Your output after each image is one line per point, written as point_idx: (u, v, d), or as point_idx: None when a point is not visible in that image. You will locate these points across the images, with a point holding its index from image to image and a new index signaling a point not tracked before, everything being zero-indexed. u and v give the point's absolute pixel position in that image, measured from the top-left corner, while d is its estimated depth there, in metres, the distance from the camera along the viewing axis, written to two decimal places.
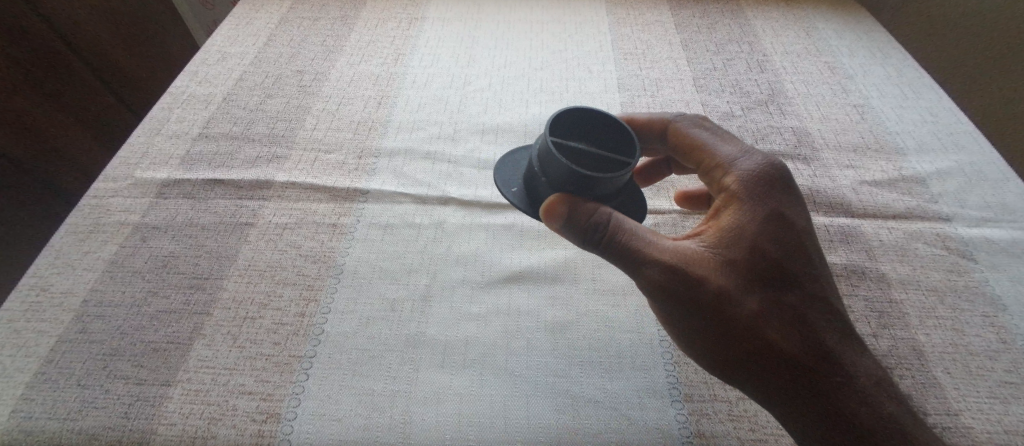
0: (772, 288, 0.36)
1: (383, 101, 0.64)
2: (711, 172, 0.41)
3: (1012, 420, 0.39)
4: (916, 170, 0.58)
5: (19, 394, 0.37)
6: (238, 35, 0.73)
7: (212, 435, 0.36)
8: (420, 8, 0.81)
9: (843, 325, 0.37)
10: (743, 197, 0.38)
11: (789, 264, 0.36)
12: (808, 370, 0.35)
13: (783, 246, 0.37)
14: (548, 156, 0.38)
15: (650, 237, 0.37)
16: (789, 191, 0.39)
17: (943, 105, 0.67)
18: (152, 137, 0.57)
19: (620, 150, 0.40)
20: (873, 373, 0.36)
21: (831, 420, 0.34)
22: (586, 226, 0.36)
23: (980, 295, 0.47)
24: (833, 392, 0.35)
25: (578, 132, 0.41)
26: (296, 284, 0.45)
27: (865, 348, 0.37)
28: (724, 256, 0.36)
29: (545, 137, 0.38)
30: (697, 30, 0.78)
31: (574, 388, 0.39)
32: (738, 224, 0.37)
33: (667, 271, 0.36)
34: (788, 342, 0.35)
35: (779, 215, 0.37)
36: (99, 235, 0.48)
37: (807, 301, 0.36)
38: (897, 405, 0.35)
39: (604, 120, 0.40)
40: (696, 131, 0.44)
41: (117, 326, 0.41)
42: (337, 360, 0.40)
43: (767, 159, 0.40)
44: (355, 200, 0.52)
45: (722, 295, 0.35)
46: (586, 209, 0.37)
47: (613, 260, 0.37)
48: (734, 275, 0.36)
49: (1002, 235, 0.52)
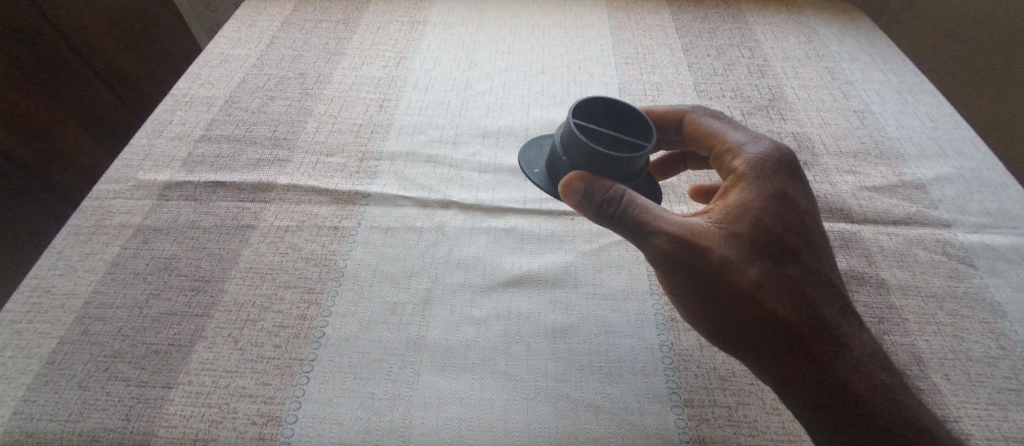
0: (774, 261, 0.36)
1: (385, 104, 0.65)
2: (720, 156, 0.42)
3: (1012, 427, 0.39)
4: (915, 175, 0.59)
5: (19, 396, 0.37)
6: (240, 38, 0.74)
7: (212, 438, 0.36)
8: (422, 12, 0.81)
9: (839, 296, 0.37)
10: (749, 177, 0.39)
11: (791, 239, 0.37)
12: (813, 349, 0.35)
13: (786, 222, 0.37)
14: (569, 135, 0.39)
15: (663, 212, 0.38)
16: (794, 175, 0.40)
17: (943, 111, 0.68)
18: (154, 139, 0.58)
19: (639, 137, 0.41)
20: (866, 345, 0.35)
21: (837, 397, 0.33)
22: (601, 200, 0.37)
23: (979, 301, 0.47)
24: (840, 371, 0.34)
25: (598, 117, 0.42)
26: (297, 287, 0.45)
27: (863, 324, 0.36)
28: (729, 229, 0.37)
29: (568, 118, 0.39)
30: (697, 35, 0.78)
31: (574, 392, 0.39)
32: (743, 201, 0.38)
33: (675, 241, 0.36)
34: (793, 318, 0.35)
35: (784, 195, 0.38)
36: (101, 237, 0.48)
37: (806, 275, 0.36)
38: (890, 376, 0.34)
39: (625, 109, 0.41)
40: (709, 121, 0.45)
41: (118, 328, 0.41)
42: (337, 363, 0.40)
43: (776, 145, 0.41)
44: (357, 203, 0.53)
45: (725, 264, 0.36)
46: (602, 184, 0.37)
47: (624, 233, 0.38)
48: (738, 247, 0.36)
49: (1002, 242, 0.52)
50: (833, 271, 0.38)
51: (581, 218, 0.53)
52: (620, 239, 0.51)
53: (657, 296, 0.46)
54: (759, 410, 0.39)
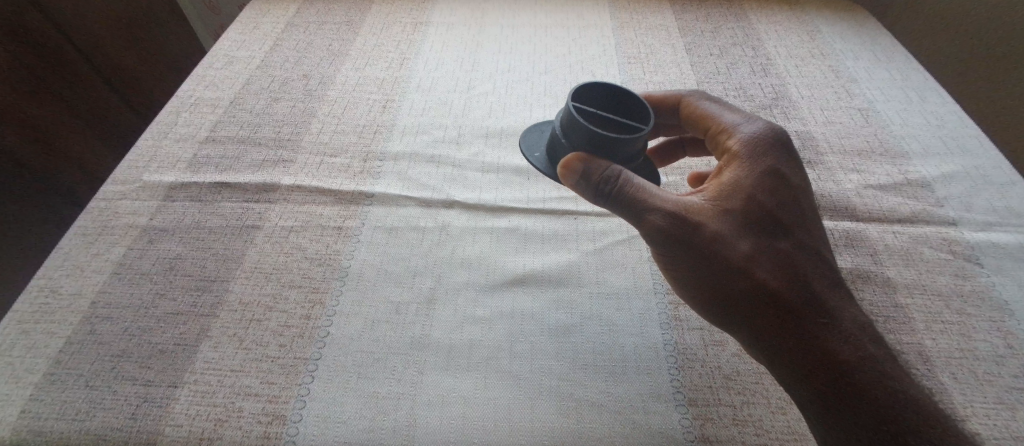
0: (766, 236, 0.37)
1: (388, 104, 0.65)
2: (715, 137, 0.43)
3: (1020, 426, 0.38)
4: (920, 173, 0.58)
5: (28, 395, 0.38)
6: (245, 40, 0.74)
7: (218, 437, 0.36)
8: (425, 13, 0.81)
9: (831, 271, 0.37)
10: (743, 156, 0.40)
11: (783, 214, 0.38)
12: (804, 323, 0.35)
13: (778, 198, 0.38)
14: (569, 118, 0.40)
15: (658, 190, 0.38)
16: (787, 153, 0.40)
17: (949, 109, 0.67)
18: (160, 140, 0.58)
19: (637, 121, 0.42)
20: (857, 318, 0.36)
21: (830, 369, 0.34)
22: (599, 180, 0.38)
23: (986, 300, 0.46)
24: (833, 347, 0.34)
25: (598, 102, 0.43)
26: (301, 287, 0.45)
27: (853, 298, 0.37)
28: (721, 206, 0.38)
29: (567, 102, 0.40)
30: (700, 34, 0.78)
31: (578, 391, 0.39)
32: (736, 179, 0.39)
33: (669, 217, 0.37)
34: (786, 291, 0.36)
35: (776, 172, 0.39)
36: (108, 237, 0.48)
37: (799, 251, 0.37)
38: (880, 348, 0.34)
39: (623, 93, 0.42)
40: (706, 103, 0.45)
41: (125, 327, 0.42)
42: (342, 362, 0.40)
43: (769, 126, 0.42)
44: (361, 203, 0.53)
45: (717, 239, 0.37)
46: (600, 165, 0.38)
47: (620, 212, 0.39)
48: (730, 223, 0.37)
49: (1010, 240, 0.51)
50: (824, 247, 0.39)
51: (583, 217, 0.53)
52: (623, 239, 0.51)
53: (661, 295, 0.46)
54: (763, 409, 0.39)
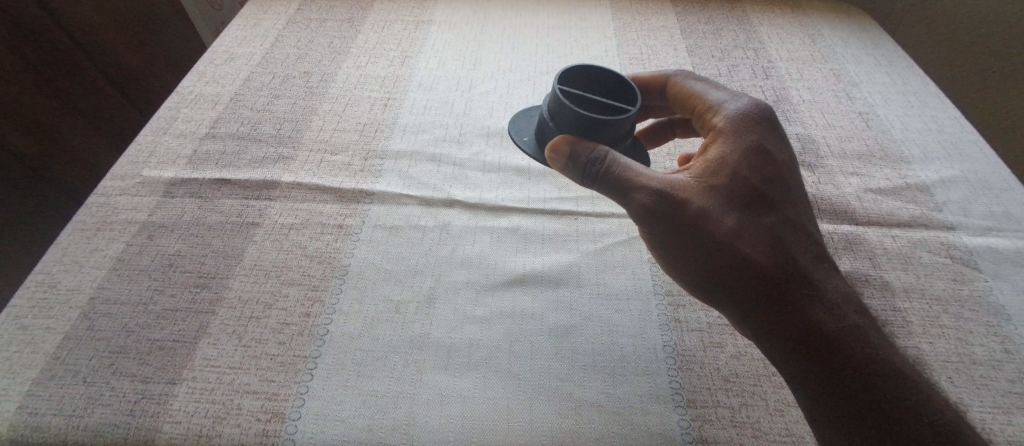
0: (752, 213, 0.37)
1: (389, 103, 0.65)
2: (702, 115, 0.43)
3: (1016, 430, 0.38)
4: (920, 177, 0.59)
5: (26, 390, 0.38)
6: (247, 36, 0.74)
7: (217, 434, 0.36)
8: (428, 11, 0.81)
9: (820, 252, 0.37)
10: (729, 133, 0.40)
11: (768, 190, 0.38)
12: (793, 304, 0.35)
13: (763, 173, 0.38)
14: (556, 102, 0.40)
15: (646, 169, 0.38)
16: (772, 129, 0.41)
17: (949, 113, 0.67)
18: (159, 136, 0.58)
19: (624, 102, 0.43)
20: (844, 297, 0.36)
21: (819, 352, 0.34)
22: (585, 162, 0.38)
23: (984, 305, 0.46)
24: (823, 328, 0.34)
25: (584, 84, 0.44)
26: (301, 284, 0.45)
27: (841, 276, 0.37)
28: (709, 183, 0.38)
29: (554, 85, 0.41)
30: (702, 36, 0.78)
31: (575, 390, 0.39)
32: (722, 156, 0.39)
33: (656, 196, 0.37)
34: (774, 270, 0.35)
35: (761, 147, 0.39)
36: (108, 233, 0.48)
37: (787, 229, 0.37)
38: (866, 325, 0.35)
39: (609, 75, 0.42)
40: (693, 82, 0.46)
41: (124, 324, 0.42)
42: (342, 360, 0.40)
43: (754, 103, 0.42)
44: (362, 201, 0.53)
45: (706, 218, 0.37)
46: (587, 146, 0.38)
47: (608, 193, 0.39)
48: (717, 200, 0.37)
49: (1007, 245, 0.51)
50: (814, 228, 0.39)
51: (583, 218, 0.53)
52: (623, 240, 0.51)
53: (660, 296, 0.46)
54: (761, 411, 0.39)
